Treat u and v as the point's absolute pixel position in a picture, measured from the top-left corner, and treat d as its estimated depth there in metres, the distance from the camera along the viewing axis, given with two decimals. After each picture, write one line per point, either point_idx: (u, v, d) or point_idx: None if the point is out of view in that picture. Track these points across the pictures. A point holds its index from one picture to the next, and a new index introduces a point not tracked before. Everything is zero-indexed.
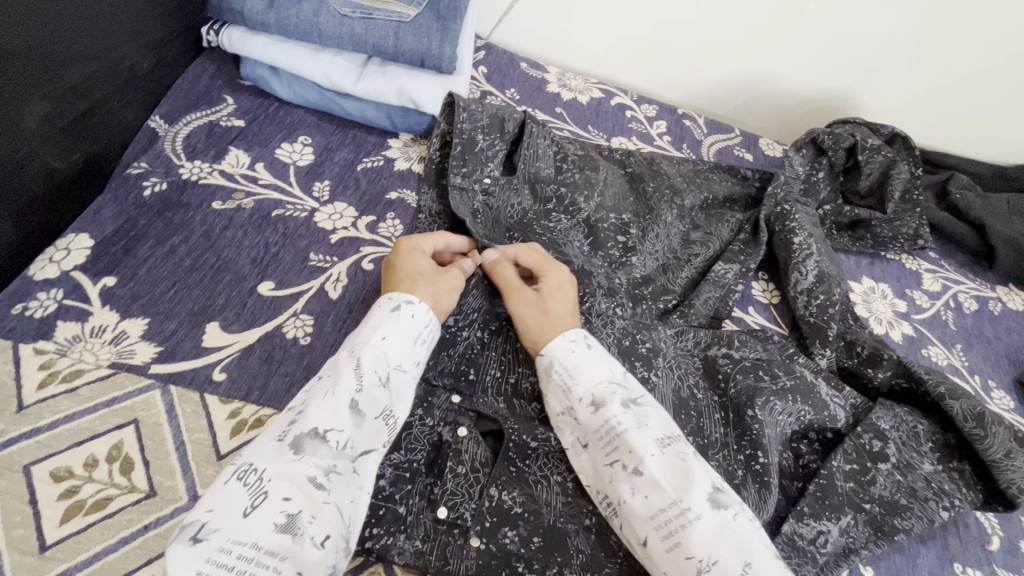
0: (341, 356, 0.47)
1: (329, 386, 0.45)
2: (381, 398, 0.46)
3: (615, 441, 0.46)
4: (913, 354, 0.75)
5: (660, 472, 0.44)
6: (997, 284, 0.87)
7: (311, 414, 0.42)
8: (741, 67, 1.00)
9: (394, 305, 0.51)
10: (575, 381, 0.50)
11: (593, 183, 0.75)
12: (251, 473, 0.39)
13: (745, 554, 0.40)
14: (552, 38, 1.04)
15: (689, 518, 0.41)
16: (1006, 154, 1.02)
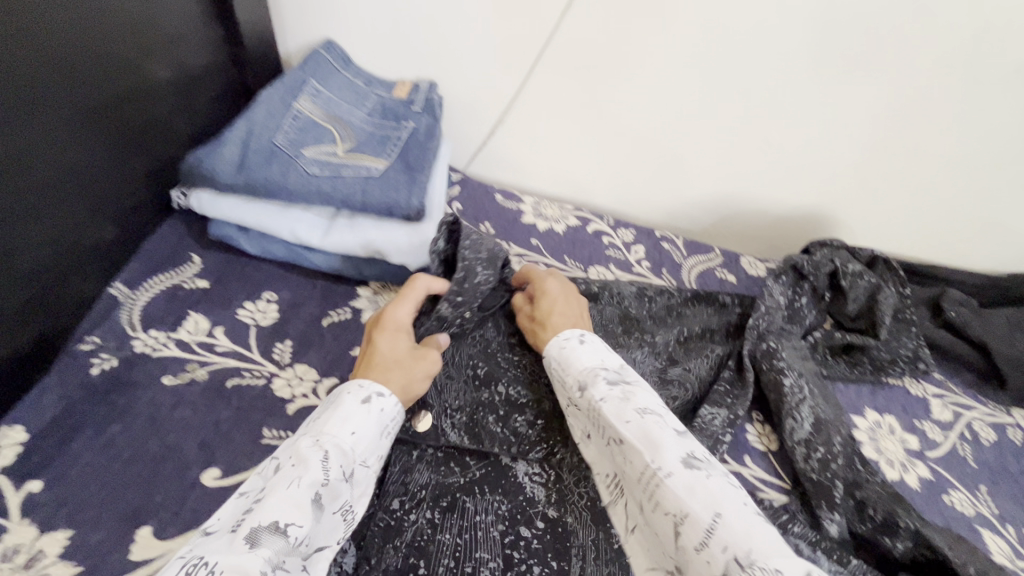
0: (300, 440, 0.49)
1: (286, 476, 0.46)
2: (340, 482, 0.48)
3: (600, 418, 0.54)
4: (936, 504, 0.68)
5: (636, 439, 0.50)
6: (1013, 407, 0.81)
7: (270, 505, 0.43)
8: (714, 191, 1.02)
9: (365, 397, 0.52)
10: (569, 368, 0.59)
11: None
12: (203, 568, 0.39)
13: (715, 507, 0.45)
14: (525, 171, 1.07)
15: (659, 477, 0.48)
16: (990, 263, 1.00)
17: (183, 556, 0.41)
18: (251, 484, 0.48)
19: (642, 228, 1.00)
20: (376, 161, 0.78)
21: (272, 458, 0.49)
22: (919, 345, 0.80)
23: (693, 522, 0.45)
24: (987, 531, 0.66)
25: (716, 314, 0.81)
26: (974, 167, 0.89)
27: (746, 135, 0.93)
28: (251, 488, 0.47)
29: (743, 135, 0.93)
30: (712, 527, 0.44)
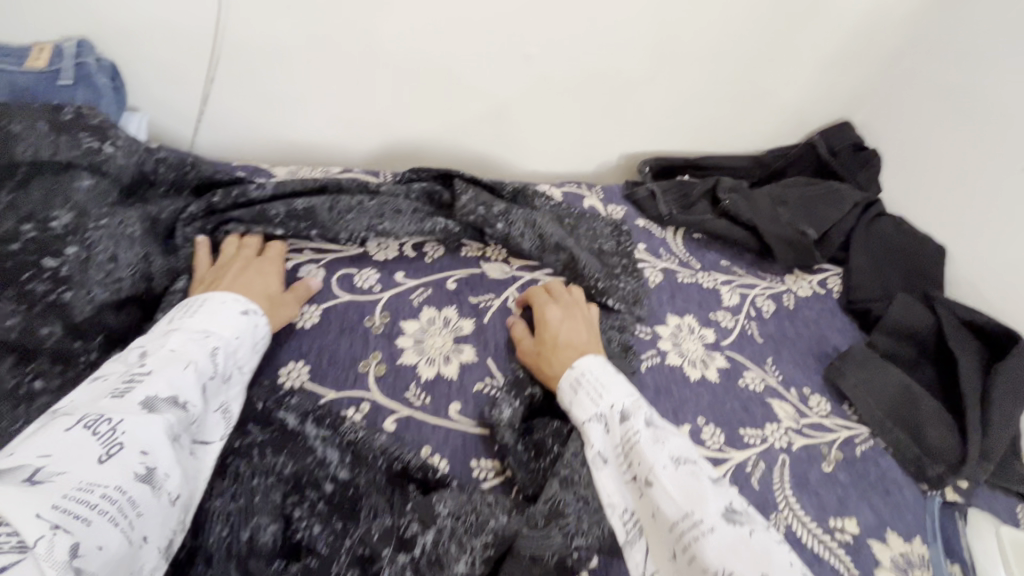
0: (179, 333, 0.49)
1: (172, 356, 0.47)
2: (224, 385, 0.50)
3: (633, 452, 0.47)
4: (733, 390, 0.72)
5: (676, 488, 0.42)
6: (785, 275, 0.89)
7: (164, 377, 0.44)
8: (494, 117, 0.89)
9: (244, 308, 0.55)
10: (604, 393, 0.52)
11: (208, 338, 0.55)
12: (105, 423, 0.39)
13: (764, 569, 0.37)
14: (272, 131, 0.83)
15: (700, 530, 0.39)
16: (765, 139, 1.03)
17: (71, 413, 0.39)
18: (151, 336, 0.49)
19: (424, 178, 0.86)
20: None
21: (139, 343, 0.48)
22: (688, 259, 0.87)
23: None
24: (776, 401, 0.72)
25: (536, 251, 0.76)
26: (756, 50, 0.88)
27: (506, 47, 0.80)
28: (112, 372, 0.45)
29: (502, 48, 0.80)
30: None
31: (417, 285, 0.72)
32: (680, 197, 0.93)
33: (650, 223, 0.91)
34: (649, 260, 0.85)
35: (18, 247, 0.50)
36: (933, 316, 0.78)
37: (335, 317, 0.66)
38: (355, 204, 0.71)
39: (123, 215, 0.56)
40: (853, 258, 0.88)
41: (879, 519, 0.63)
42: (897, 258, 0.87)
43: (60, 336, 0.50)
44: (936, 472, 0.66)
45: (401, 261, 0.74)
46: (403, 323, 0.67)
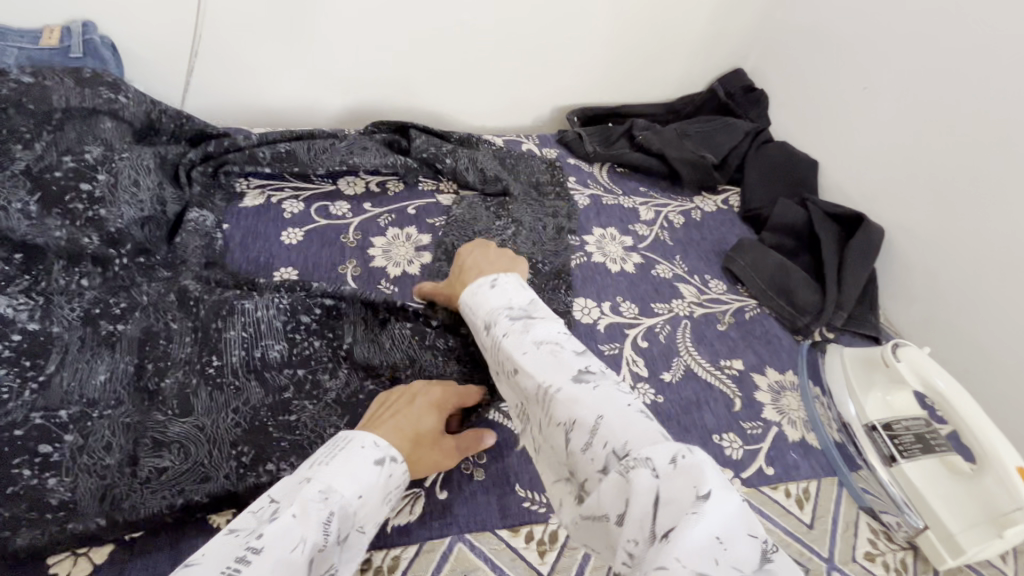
0: (305, 489, 0.42)
1: (291, 518, 0.40)
2: (336, 553, 0.42)
3: (502, 354, 0.50)
4: (647, 278, 0.89)
5: (532, 367, 0.46)
6: (694, 196, 1.06)
7: (270, 564, 0.37)
8: (440, 79, 1.04)
9: (380, 457, 0.47)
10: (484, 305, 0.54)
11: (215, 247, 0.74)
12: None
13: (598, 410, 0.42)
14: (247, 94, 0.96)
15: (551, 393, 0.44)
16: (673, 90, 1.21)
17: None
18: (284, 490, 0.43)
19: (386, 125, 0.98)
20: (24, 143, 0.64)
21: (272, 500, 0.42)
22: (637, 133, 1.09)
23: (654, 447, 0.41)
24: (682, 284, 0.89)
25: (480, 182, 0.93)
26: (654, 14, 1.07)
27: (443, 16, 0.95)
28: (244, 524, 0.40)
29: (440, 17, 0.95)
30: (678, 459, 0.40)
31: (382, 212, 0.87)
32: (602, 140, 1.11)
33: (579, 161, 1.08)
34: (578, 188, 1.02)
35: (59, 174, 0.65)
36: (806, 212, 0.96)
37: (317, 236, 0.81)
38: (329, 146, 0.87)
39: (139, 153, 0.72)
40: (747, 177, 1.06)
41: (760, 359, 0.80)
42: (781, 175, 1.05)
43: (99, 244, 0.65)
44: (805, 323, 0.84)
45: (368, 195, 0.89)
46: (373, 239, 0.83)
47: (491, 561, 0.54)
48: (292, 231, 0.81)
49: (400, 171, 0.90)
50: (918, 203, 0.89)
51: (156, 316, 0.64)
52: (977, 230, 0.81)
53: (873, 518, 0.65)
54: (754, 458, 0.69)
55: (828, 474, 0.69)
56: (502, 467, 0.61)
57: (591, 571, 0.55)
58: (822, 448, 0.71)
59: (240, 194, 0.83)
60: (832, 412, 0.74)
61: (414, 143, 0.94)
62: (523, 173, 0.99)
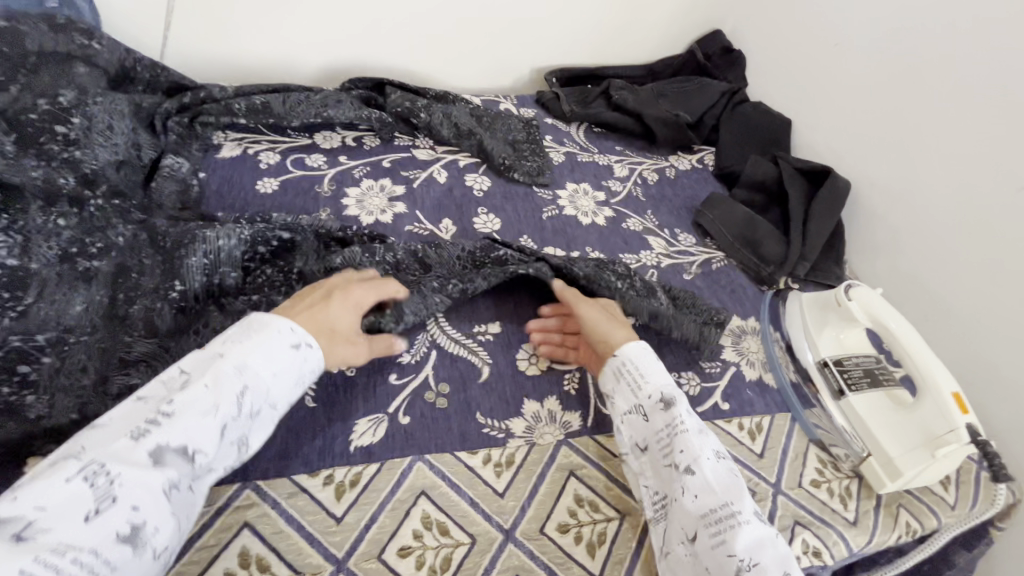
0: (218, 364, 0.47)
1: (203, 390, 0.45)
2: (251, 424, 0.48)
3: (670, 444, 0.55)
4: (618, 231, 0.90)
5: (717, 481, 0.52)
6: (669, 154, 1.07)
7: (181, 426, 0.43)
8: (416, 38, 1.05)
9: (298, 341, 0.52)
10: (643, 384, 0.60)
11: (191, 192, 0.77)
12: (102, 475, 0.39)
13: (784, 567, 0.48)
14: (224, 50, 0.97)
15: (738, 519, 0.49)
16: (652, 52, 1.22)
17: (102, 437, 0.41)
18: (195, 364, 0.48)
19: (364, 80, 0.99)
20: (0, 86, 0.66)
21: (182, 370, 0.47)
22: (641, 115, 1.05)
23: (760, 571, 0.47)
24: (652, 237, 0.91)
25: (455, 137, 0.95)
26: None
27: None
28: (153, 394, 0.45)
29: None
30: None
31: (357, 165, 0.89)
32: (580, 100, 1.12)
33: (556, 120, 1.09)
34: (554, 146, 1.04)
35: (35, 116, 0.67)
36: (776, 168, 0.98)
37: (291, 186, 0.83)
38: (303, 98, 0.88)
39: (115, 99, 0.74)
40: (722, 136, 1.07)
41: (724, 306, 0.83)
42: (755, 134, 1.06)
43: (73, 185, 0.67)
44: (769, 273, 0.86)
45: (344, 149, 0.91)
46: (347, 189, 0.85)
47: (449, 479, 0.56)
48: (267, 181, 0.82)
49: (375, 126, 0.92)
50: (886, 158, 0.90)
51: (129, 251, 0.66)
52: (966, 181, 0.79)
53: (822, 450, 0.68)
54: (711, 395, 0.71)
55: (783, 410, 0.71)
56: (465, 397, 0.63)
57: (544, 489, 0.58)
58: (779, 388, 0.74)
59: (216, 145, 0.84)
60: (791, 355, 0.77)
61: (388, 97, 0.95)
62: (499, 132, 1.01)
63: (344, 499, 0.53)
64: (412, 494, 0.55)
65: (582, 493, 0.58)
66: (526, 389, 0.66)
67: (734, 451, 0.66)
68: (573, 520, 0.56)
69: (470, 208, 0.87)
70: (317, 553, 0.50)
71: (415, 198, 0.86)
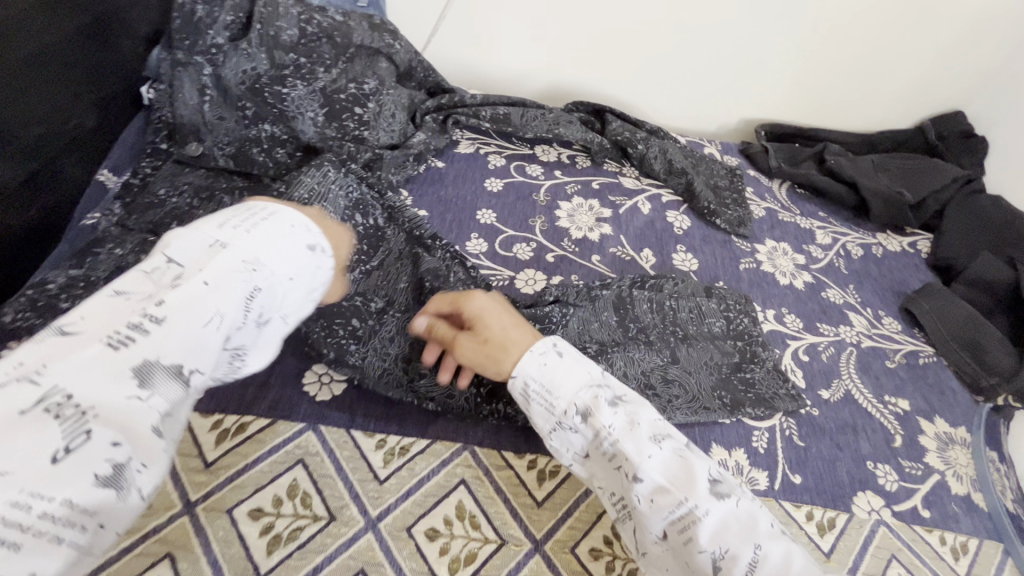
0: (219, 260, 0.40)
1: (194, 296, 0.38)
2: (253, 333, 0.42)
3: (615, 453, 0.48)
4: (816, 298, 0.87)
5: (661, 474, 0.46)
6: (877, 232, 1.02)
7: (174, 337, 0.36)
8: (639, 74, 1.10)
9: (312, 244, 0.47)
10: (555, 391, 0.51)
11: (438, 178, 0.88)
12: (73, 405, 0.31)
13: (753, 539, 0.43)
14: (474, 57, 1.09)
15: (696, 515, 0.44)
16: (871, 123, 1.17)
17: (38, 376, 0.31)
18: (190, 255, 0.40)
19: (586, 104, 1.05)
20: (325, 67, 0.79)
21: (169, 261, 0.39)
22: (852, 181, 1.02)
23: (734, 558, 0.42)
24: (852, 313, 0.87)
25: (664, 173, 0.98)
26: (876, 40, 1.04)
27: (662, 14, 1.01)
28: (136, 293, 0.37)
29: (658, 14, 1.01)
30: (757, 562, 0.42)
31: (570, 181, 0.95)
32: (788, 158, 1.10)
33: (759, 173, 1.09)
34: (755, 199, 1.03)
35: (343, 96, 0.80)
36: (1013, 272, 0.88)
37: (513, 189, 0.91)
38: (538, 115, 0.97)
39: (397, 93, 0.87)
40: (946, 224, 1.00)
41: (930, 406, 0.76)
42: (989, 230, 0.97)
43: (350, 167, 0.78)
44: (989, 384, 0.78)
45: (560, 164, 0.98)
46: (559, 202, 0.91)
47: None
48: (494, 181, 0.91)
49: (593, 148, 0.98)
50: None
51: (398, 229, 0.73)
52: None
53: None
54: (909, 496, 0.66)
55: (999, 542, 0.64)
56: None
57: None
58: (989, 512, 0.67)
59: (455, 140, 0.95)
60: (1005, 480, 0.70)
61: (609, 125, 1.01)
62: (703, 173, 1.02)
63: (545, 486, 0.57)
64: None
65: None
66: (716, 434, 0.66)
67: (933, 564, 0.61)
68: None
69: (669, 243, 0.90)
70: (518, 527, 0.53)
71: (621, 222, 0.90)
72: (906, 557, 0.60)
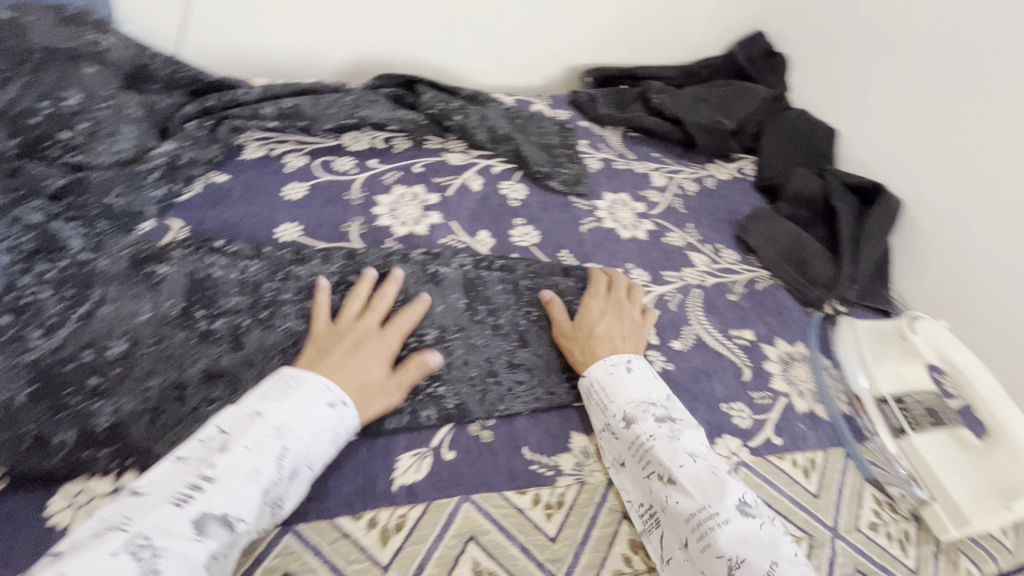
0: (257, 424, 0.48)
1: (243, 454, 0.45)
2: (291, 481, 0.47)
3: (646, 454, 0.54)
4: (659, 245, 0.87)
5: (689, 483, 0.51)
6: (707, 164, 1.04)
7: (226, 492, 0.43)
8: (447, 32, 1.00)
9: (332, 400, 0.52)
10: (611, 403, 0.59)
11: (219, 197, 0.73)
12: (147, 548, 0.38)
13: (772, 555, 0.47)
14: (246, 44, 0.92)
15: (717, 521, 0.48)
16: (688, 55, 1.17)
17: (127, 525, 0.39)
18: (233, 423, 0.48)
19: (393, 76, 0.93)
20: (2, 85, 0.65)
21: (220, 430, 0.47)
22: (676, 117, 1.02)
23: (750, 568, 0.46)
24: (694, 253, 0.87)
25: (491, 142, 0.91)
26: None
27: None
28: (195, 454, 0.45)
29: None
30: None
31: (389, 169, 0.84)
32: (616, 102, 1.07)
33: (591, 123, 1.05)
34: (590, 152, 0.99)
35: (37, 120, 0.66)
36: (823, 183, 0.94)
37: (320, 192, 0.78)
38: (334, 100, 0.84)
39: (124, 100, 0.71)
40: (764, 145, 1.04)
41: (771, 330, 0.79)
42: (799, 144, 1.02)
43: (49, 205, 0.64)
44: (817, 295, 0.82)
45: (374, 151, 0.86)
46: (378, 197, 0.80)
47: (497, 522, 0.53)
48: (294, 187, 0.78)
49: (408, 127, 0.87)
50: (938, 173, 0.86)
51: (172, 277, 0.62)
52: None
53: (879, 490, 0.65)
54: (762, 428, 0.68)
55: (839, 447, 0.68)
56: (510, 430, 0.60)
57: (597, 533, 0.55)
58: (831, 421, 0.70)
59: (239, 145, 0.79)
60: (842, 384, 0.74)
61: (421, 96, 0.90)
62: (533, 135, 0.96)
63: (390, 544, 0.50)
64: (459, 540, 0.51)
65: (638, 539, 0.55)
66: (573, 422, 0.63)
67: (788, 489, 0.63)
68: (627, 568, 0.53)
69: (506, 218, 0.83)
70: None
71: (450, 205, 0.82)
72: (766, 492, 0.62)
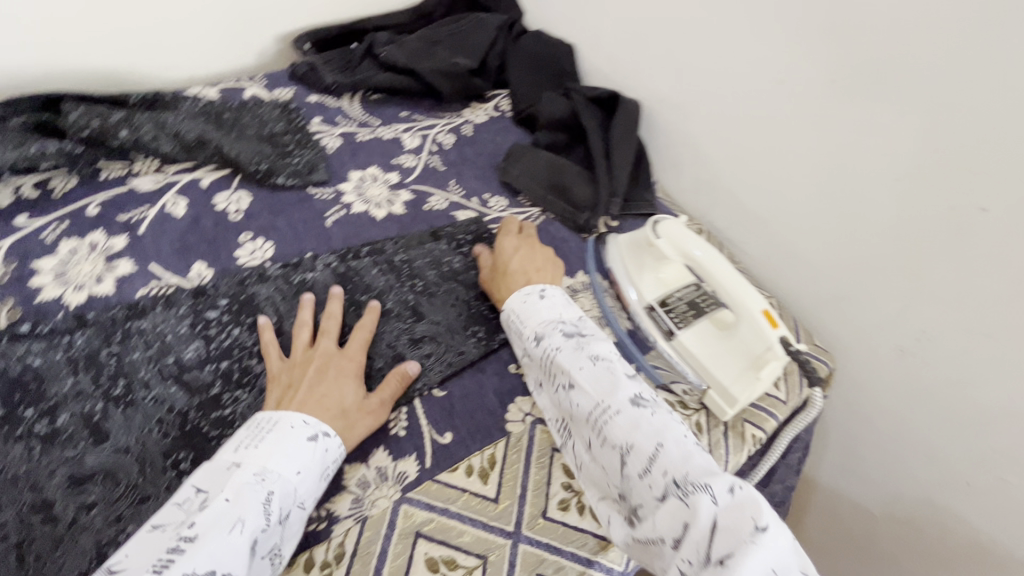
0: (238, 475, 0.45)
1: (225, 507, 0.43)
2: (280, 531, 0.45)
3: (552, 368, 0.57)
4: (420, 215, 0.79)
5: (588, 382, 0.54)
6: (462, 110, 0.97)
7: (205, 550, 0.40)
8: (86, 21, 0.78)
9: (312, 433, 0.50)
10: (525, 323, 0.61)
11: None
12: None
13: (658, 438, 0.49)
14: None
15: (609, 413, 0.51)
16: None
17: None
18: (208, 480, 0.46)
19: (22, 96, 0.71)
20: None
21: (198, 490, 0.45)
22: (410, 68, 0.93)
23: (640, 452, 0.48)
24: (460, 211, 0.81)
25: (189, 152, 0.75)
26: None
27: None
28: (169, 521, 0.43)
29: None
30: (655, 455, 0.48)
31: (50, 222, 0.66)
32: (344, 66, 0.95)
33: (322, 96, 0.92)
34: (326, 130, 0.87)
35: None
36: (569, 102, 0.91)
37: None
38: None
39: None
40: (511, 76, 1.00)
41: None
42: (544, 67, 0.99)
43: None
44: (586, 219, 0.81)
45: (23, 205, 0.66)
46: (37, 263, 0.62)
47: None
48: None
49: (61, 162, 0.68)
50: (665, 67, 0.87)
51: None
52: (747, 81, 0.77)
53: (668, 391, 0.67)
54: None
55: (626, 361, 0.68)
56: None
57: (387, 571, 0.49)
58: (616, 340, 0.71)
59: None
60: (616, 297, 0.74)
61: (67, 117, 0.69)
62: (249, 129, 0.81)
63: None
64: None
65: (435, 555, 0.50)
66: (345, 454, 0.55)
67: None
68: None
69: (228, 238, 0.69)
70: None
71: (148, 245, 0.66)
72: None
